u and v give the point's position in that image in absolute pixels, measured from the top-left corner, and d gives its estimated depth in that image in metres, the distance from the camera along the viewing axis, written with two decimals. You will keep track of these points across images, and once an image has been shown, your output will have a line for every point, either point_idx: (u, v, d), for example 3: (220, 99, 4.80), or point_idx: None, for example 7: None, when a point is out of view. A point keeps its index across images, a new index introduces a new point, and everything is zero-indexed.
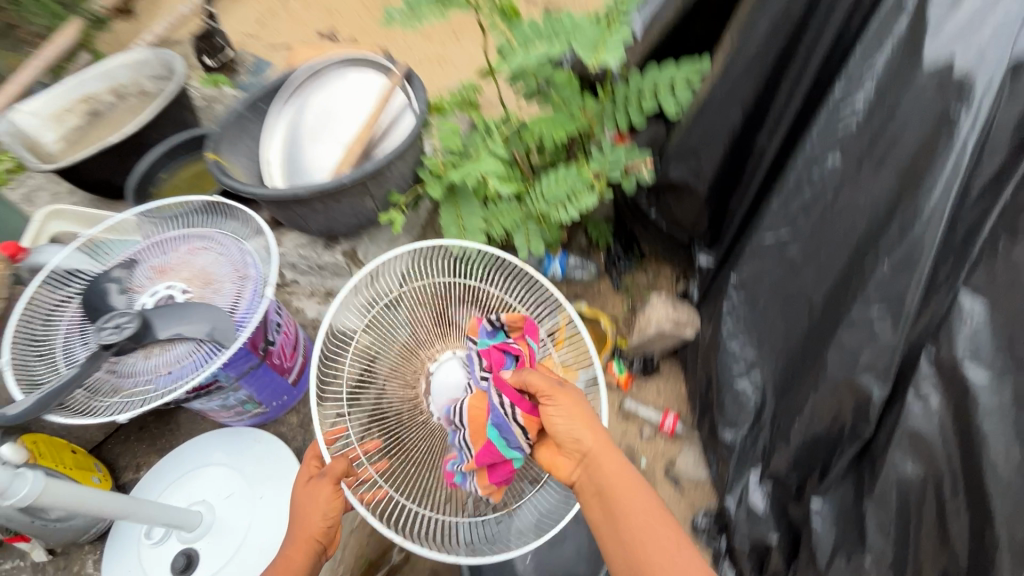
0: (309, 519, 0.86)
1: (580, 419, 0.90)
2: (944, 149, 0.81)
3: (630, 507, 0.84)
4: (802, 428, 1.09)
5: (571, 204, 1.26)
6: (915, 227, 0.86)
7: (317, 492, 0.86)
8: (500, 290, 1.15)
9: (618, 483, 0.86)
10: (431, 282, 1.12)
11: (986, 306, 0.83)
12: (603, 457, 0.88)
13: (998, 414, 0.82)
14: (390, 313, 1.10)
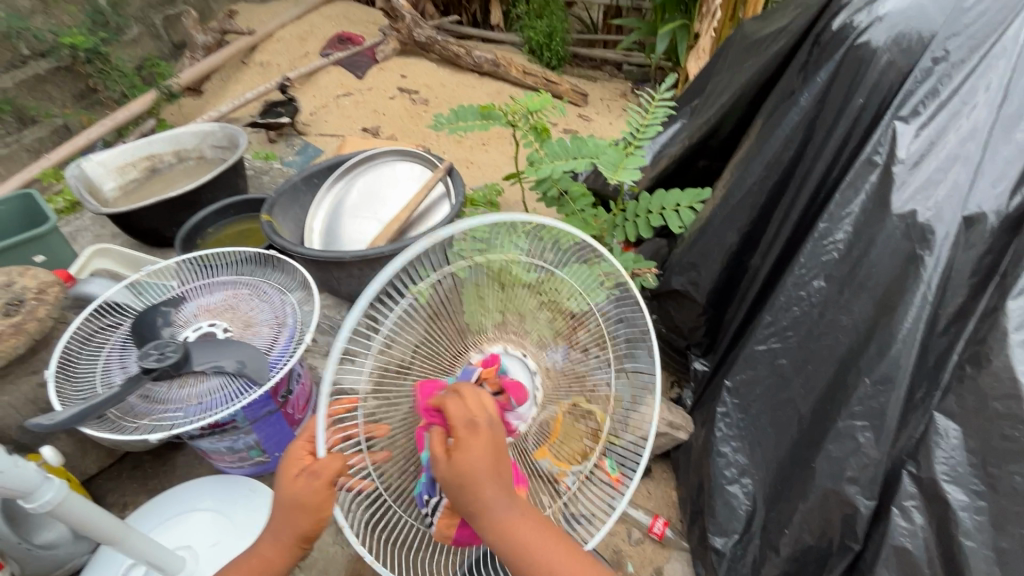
0: (295, 520, 0.71)
1: (464, 445, 0.68)
2: (913, 281, 0.94)
3: (543, 543, 0.69)
4: (791, 537, 1.11)
5: None
6: (892, 347, 0.96)
7: (311, 497, 0.69)
8: (549, 263, 0.87)
9: (515, 515, 0.69)
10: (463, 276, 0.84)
11: (959, 428, 0.90)
12: (482, 488, 0.68)
13: (979, 534, 0.86)
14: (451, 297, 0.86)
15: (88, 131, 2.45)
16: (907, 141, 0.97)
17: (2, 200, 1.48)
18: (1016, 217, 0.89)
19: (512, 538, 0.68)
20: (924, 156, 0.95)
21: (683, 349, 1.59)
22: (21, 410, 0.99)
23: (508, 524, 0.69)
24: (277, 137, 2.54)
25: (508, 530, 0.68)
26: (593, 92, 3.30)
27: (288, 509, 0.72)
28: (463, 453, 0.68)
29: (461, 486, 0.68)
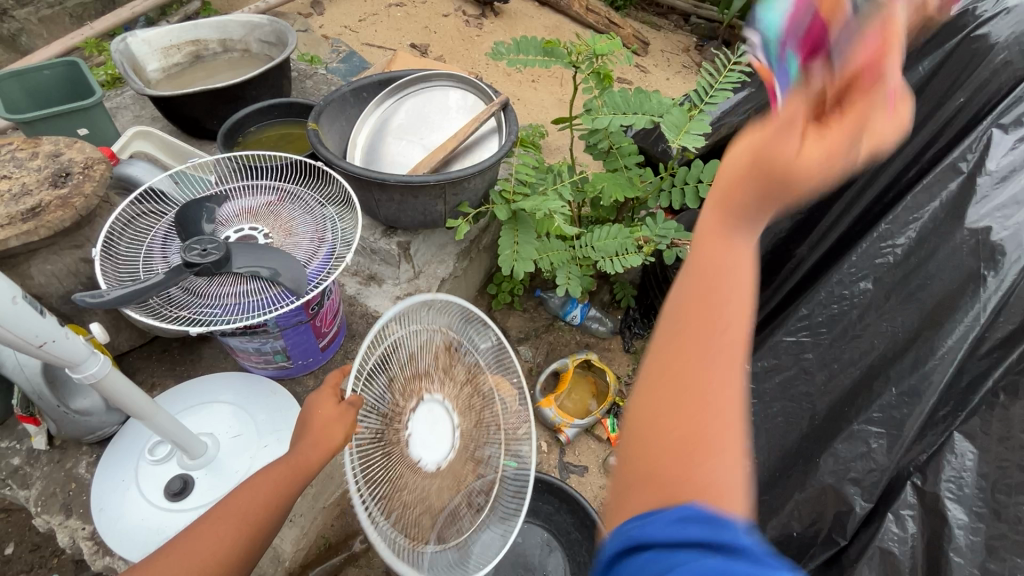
0: (332, 433, 0.79)
1: (706, 244, 0.50)
2: (968, 300, 0.91)
3: (647, 393, 0.49)
4: (774, 519, 1.15)
5: (616, 260, 1.35)
6: (927, 362, 0.95)
7: (342, 417, 0.80)
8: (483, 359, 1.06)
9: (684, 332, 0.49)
10: (453, 334, 1.01)
11: (977, 450, 0.90)
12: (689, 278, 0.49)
13: (969, 552, 0.88)
14: (415, 344, 0.94)
15: (132, 2, 2.36)
16: (1000, 152, 0.91)
17: (48, 64, 1.45)
18: None
19: (666, 365, 0.49)
20: (1015, 171, 0.90)
21: None
22: (62, 282, 1.02)
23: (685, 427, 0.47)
24: (324, 40, 2.44)
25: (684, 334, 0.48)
26: (656, 41, 3.09)
27: (322, 429, 0.79)
28: (720, 215, 0.48)
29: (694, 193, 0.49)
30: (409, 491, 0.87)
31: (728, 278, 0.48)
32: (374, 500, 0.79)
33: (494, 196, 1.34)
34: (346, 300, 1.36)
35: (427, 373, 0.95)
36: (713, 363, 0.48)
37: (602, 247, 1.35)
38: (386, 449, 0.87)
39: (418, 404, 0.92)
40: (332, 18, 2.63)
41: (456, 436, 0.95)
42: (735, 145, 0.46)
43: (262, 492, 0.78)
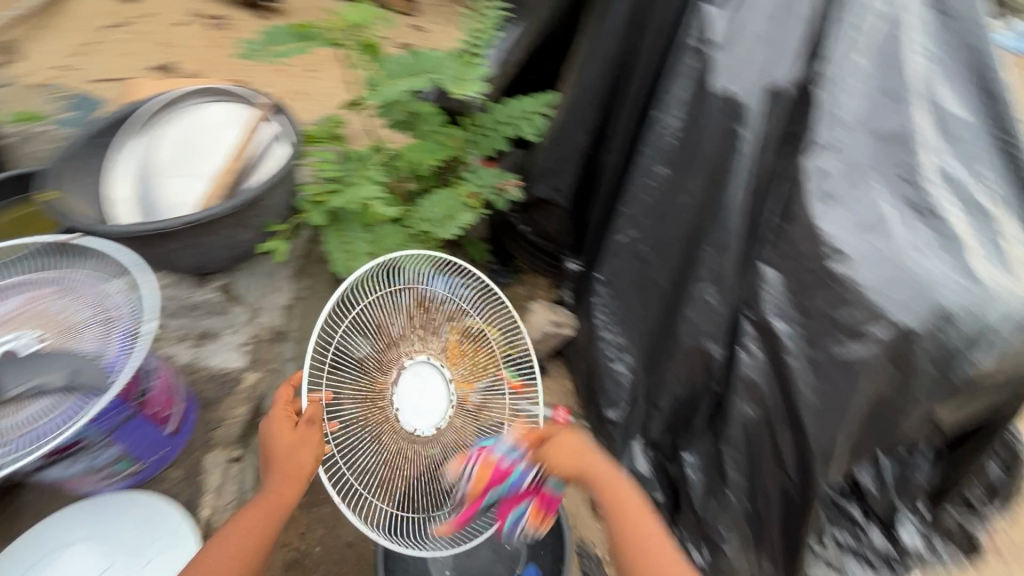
0: (297, 459, 0.84)
1: (633, 519, 0.92)
2: (735, 154, 1.06)
3: (625, 559, 0.90)
4: (664, 393, 1.31)
5: (451, 223, 1.33)
6: (725, 217, 1.10)
7: (307, 437, 0.85)
8: (464, 303, 1.16)
9: (656, 559, 0.88)
10: (416, 292, 1.14)
11: (774, 270, 1.08)
12: (627, 522, 0.91)
13: (798, 351, 1.06)
14: (367, 323, 1.09)
15: None
16: (717, 26, 1.06)
17: None
18: (806, 86, 1.01)
19: (633, 542, 0.90)
20: (733, 39, 1.05)
21: (555, 253, 1.67)
22: None
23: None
24: (35, 89, 2.00)
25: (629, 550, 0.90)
26: None
27: (289, 462, 0.84)
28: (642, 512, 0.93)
29: (598, 474, 0.96)
30: (410, 456, 1.05)
31: (638, 522, 0.92)
32: (368, 479, 1.02)
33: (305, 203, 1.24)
34: (182, 371, 1.15)
35: (405, 338, 1.11)
36: (663, 564, 0.88)
37: (434, 215, 1.33)
38: (375, 429, 1.05)
39: (402, 374, 1.08)
40: (38, 61, 2.17)
41: (451, 390, 1.10)
42: (603, 460, 0.97)
43: (237, 542, 0.81)
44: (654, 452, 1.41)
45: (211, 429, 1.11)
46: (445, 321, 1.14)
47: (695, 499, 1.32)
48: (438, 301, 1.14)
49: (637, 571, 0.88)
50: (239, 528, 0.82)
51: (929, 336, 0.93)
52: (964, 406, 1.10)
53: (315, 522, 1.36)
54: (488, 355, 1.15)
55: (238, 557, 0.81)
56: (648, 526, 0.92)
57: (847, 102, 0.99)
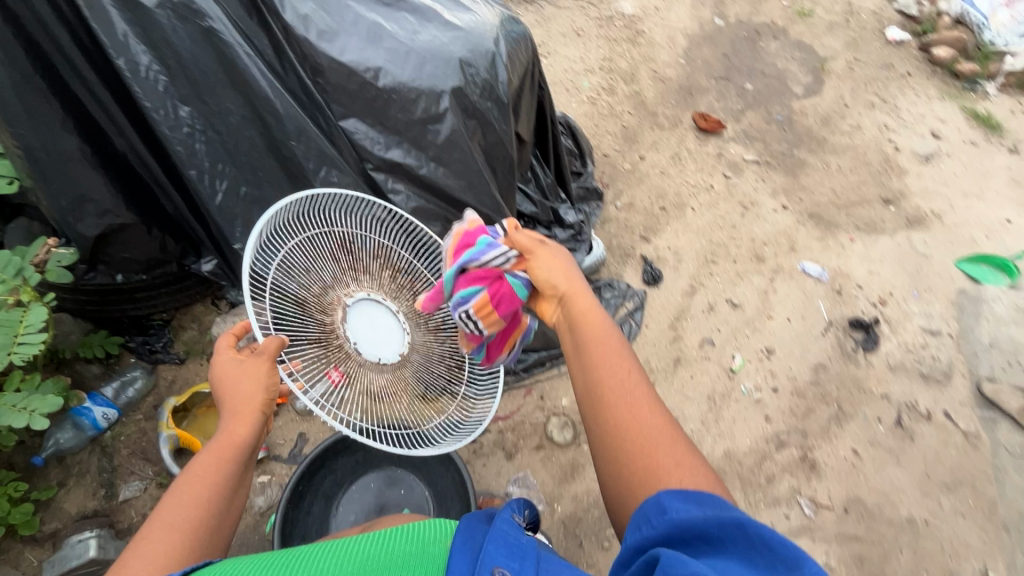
0: (242, 393, 0.79)
1: (616, 367, 0.80)
2: (228, 48, 1.02)
3: (600, 434, 0.76)
4: None
5: (20, 333, 0.99)
6: (277, 106, 1.09)
7: (252, 369, 0.81)
8: (387, 239, 1.07)
9: (638, 408, 0.75)
10: (329, 231, 1.00)
11: (355, 116, 1.15)
12: (617, 375, 0.79)
13: (420, 159, 1.22)
14: (288, 270, 0.93)
15: None
16: None
17: None
18: None
19: (599, 388, 0.78)
20: None
21: (178, 270, 1.41)
22: None
23: (640, 429, 0.73)
24: None
25: (595, 396, 0.78)
26: None
27: (237, 397, 0.79)
28: (616, 347, 0.83)
29: (574, 298, 0.90)
30: (383, 382, 1.02)
31: (617, 372, 0.79)
32: (356, 416, 0.97)
33: None
34: None
35: (337, 279, 0.99)
36: (640, 412, 0.75)
37: None
38: (342, 364, 0.97)
39: (347, 312, 0.99)
40: None
41: (403, 319, 1.05)
42: (582, 305, 0.89)
43: (193, 493, 0.70)
44: None
45: None
46: (374, 260, 1.05)
47: None
48: (354, 238, 1.03)
49: (615, 430, 0.74)
50: (205, 470, 0.73)
51: (472, 83, 1.20)
52: (526, 117, 1.49)
53: None
54: (424, 282, 1.10)
55: (193, 509, 0.68)
56: (624, 371, 0.79)
57: None
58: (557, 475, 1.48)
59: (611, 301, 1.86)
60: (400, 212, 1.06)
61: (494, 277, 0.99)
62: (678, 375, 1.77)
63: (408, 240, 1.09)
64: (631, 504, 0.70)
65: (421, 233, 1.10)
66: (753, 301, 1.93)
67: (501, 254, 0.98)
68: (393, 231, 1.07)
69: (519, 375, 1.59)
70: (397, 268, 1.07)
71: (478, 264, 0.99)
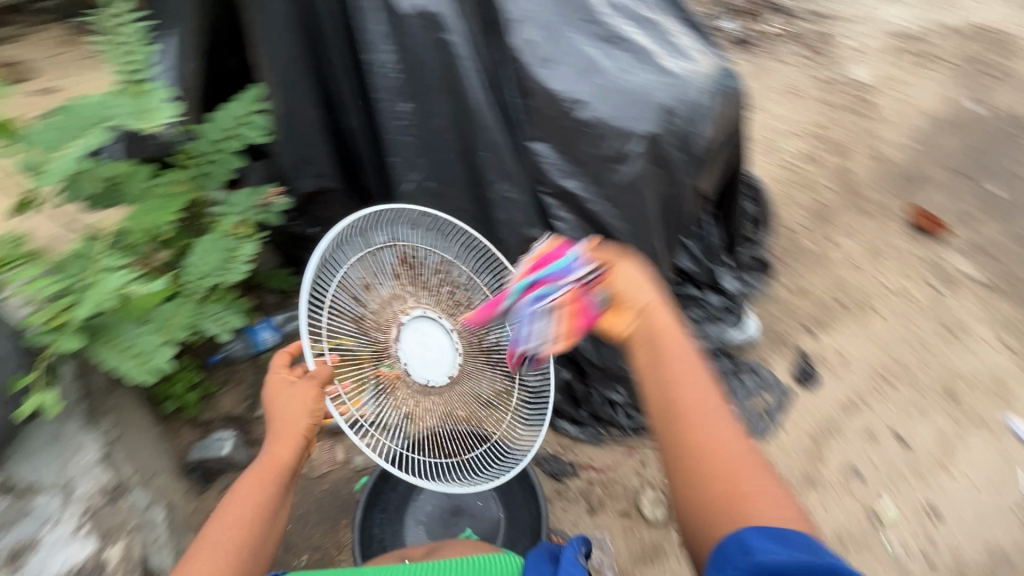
0: (291, 415, 0.85)
1: (697, 389, 0.76)
2: (456, 60, 1.11)
3: (679, 465, 0.73)
4: None
5: (235, 261, 1.19)
6: (481, 118, 1.16)
7: (300, 394, 0.86)
8: (448, 254, 1.07)
9: (720, 436, 0.72)
10: (393, 245, 1.04)
11: (545, 142, 1.19)
12: (699, 400, 0.75)
13: (594, 195, 1.22)
14: (349, 286, 1.00)
15: None
16: None
17: None
18: None
19: (680, 420, 0.74)
20: None
21: None
22: None
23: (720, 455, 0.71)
24: None
25: (679, 416, 0.74)
26: (28, 54, 2.44)
27: (283, 418, 0.85)
28: (692, 364, 0.77)
29: (652, 318, 0.82)
30: (430, 405, 1.06)
31: (699, 399, 0.75)
32: (400, 439, 1.04)
33: (39, 338, 0.94)
34: None
35: (394, 296, 1.04)
36: (713, 437, 0.72)
37: (210, 264, 1.16)
38: (388, 386, 1.03)
39: (401, 330, 1.02)
40: None
41: (456, 340, 1.03)
42: (659, 320, 0.81)
43: (241, 510, 0.79)
44: None
45: None
46: (436, 275, 1.06)
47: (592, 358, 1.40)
48: (417, 255, 1.05)
49: (695, 467, 0.72)
50: (251, 485, 0.81)
51: (671, 132, 1.16)
52: (712, 174, 1.40)
53: None
54: None
55: (237, 525, 0.77)
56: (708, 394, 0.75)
57: None
58: (636, 551, 1.37)
59: (749, 387, 1.68)
60: (469, 232, 1.08)
61: (568, 294, 0.85)
62: (806, 495, 1.53)
63: (473, 258, 1.08)
64: (713, 536, 0.67)
65: (487, 253, 1.08)
66: (928, 443, 1.60)
67: (578, 272, 0.85)
68: (461, 248, 1.08)
69: (626, 432, 1.51)
70: (456, 284, 1.07)
71: (560, 275, 0.87)
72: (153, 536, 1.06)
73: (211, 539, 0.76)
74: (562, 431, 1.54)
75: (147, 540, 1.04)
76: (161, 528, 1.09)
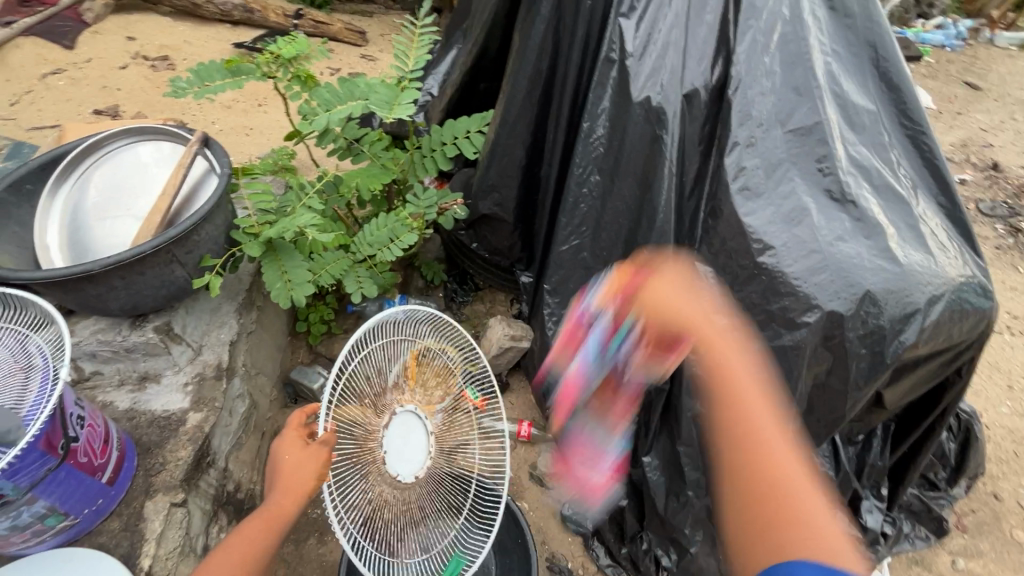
0: (298, 478, 0.82)
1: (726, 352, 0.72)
2: (660, 157, 1.10)
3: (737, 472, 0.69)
4: None
5: (395, 245, 1.33)
6: (658, 218, 1.13)
7: (309, 459, 0.82)
8: (453, 364, 1.15)
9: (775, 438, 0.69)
10: (415, 339, 1.08)
11: (712, 268, 1.11)
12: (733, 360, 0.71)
13: None
14: (368, 364, 0.97)
15: None
16: (631, 35, 1.10)
17: None
18: (717, 86, 1.07)
19: (724, 409, 0.71)
20: (646, 46, 1.09)
21: (507, 267, 1.67)
22: None
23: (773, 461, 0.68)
24: None
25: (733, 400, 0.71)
26: (370, 28, 3.11)
27: (289, 475, 0.82)
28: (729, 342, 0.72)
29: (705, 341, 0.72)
30: (391, 497, 0.98)
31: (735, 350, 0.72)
32: (355, 525, 0.90)
33: (240, 237, 1.18)
34: (122, 418, 1.12)
35: (396, 385, 1.03)
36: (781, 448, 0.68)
37: (378, 238, 1.33)
38: (363, 467, 0.94)
39: (392, 419, 1.00)
40: None
41: (432, 442, 1.06)
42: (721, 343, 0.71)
43: (236, 558, 0.80)
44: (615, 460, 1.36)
45: (152, 475, 1.06)
46: (434, 379, 1.11)
47: (656, 503, 1.29)
48: (427, 351, 1.10)
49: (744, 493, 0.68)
50: (248, 530, 0.82)
51: (862, 322, 0.99)
52: (899, 386, 1.15)
53: (279, 560, 1.35)
54: (456, 408, 1.14)
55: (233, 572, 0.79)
56: (740, 363, 0.72)
57: (763, 103, 1.04)
58: None
59: None
60: (475, 346, 1.19)
61: None
62: None
63: (469, 370, 1.18)
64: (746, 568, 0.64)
65: (485, 370, 1.20)
66: None
67: None
68: (467, 363, 1.18)
69: None
70: (447, 390, 1.12)
71: None
72: (229, 421, 1.24)
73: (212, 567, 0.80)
74: (593, 554, 1.41)
75: (224, 421, 1.22)
76: (238, 418, 1.28)
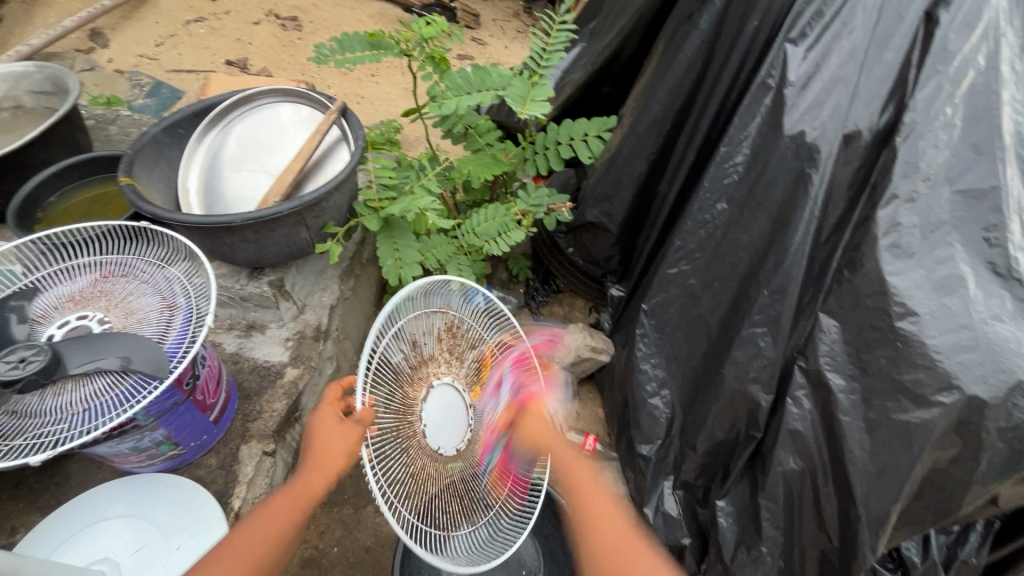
0: (325, 456, 0.79)
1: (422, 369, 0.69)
2: (802, 197, 1.03)
3: None
4: (700, 434, 1.27)
5: (502, 239, 1.32)
6: (786, 260, 1.07)
7: (343, 436, 0.79)
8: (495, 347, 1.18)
9: None
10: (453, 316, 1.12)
11: (839, 323, 1.04)
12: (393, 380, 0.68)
13: (853, 410, 1.02)
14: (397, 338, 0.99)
15: None
16: (796, 63, 1.03)
17: None
18: (884, 131, 0.98)
19: None
20: (811, 78, 1.02)
21: (598, 277, 1.65)
22: None
23: None
24: (116, 75, 2.11)
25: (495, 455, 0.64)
26: (484, 10, 3.11)
27: (323, 448, 0.79)
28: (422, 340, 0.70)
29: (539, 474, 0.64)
30: (434, 474, 1.00)
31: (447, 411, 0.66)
32: (401, 501, 0.92)
33: (361, 209, 1.22)
34: (229, 360, 1.19)
35: (433, 358, 1.06)
36: None
37: (486, 230, 1.33)
38: (406, 440, 0.97)
39: (430, 393, 1.03)
40: (120, 49, 2.32)
41: (472, 416, 1.08)
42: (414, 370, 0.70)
43: (264, 530, 0.78)
44: (684, 495, 1.34)
45: (248, 421, 1.12)
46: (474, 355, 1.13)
47: (723, 549, 1.24)
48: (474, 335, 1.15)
49: None
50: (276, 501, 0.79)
51: (1007, 415, 0.89)
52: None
53: (337, 521, 1.40)
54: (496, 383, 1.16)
55: (257, 544, 0.77)
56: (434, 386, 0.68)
57: (935, 156, 0.94)
58: None
59: None
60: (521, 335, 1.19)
61: None
62: None
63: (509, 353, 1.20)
64: None
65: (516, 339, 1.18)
66: None
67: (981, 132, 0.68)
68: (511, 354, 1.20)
69: None
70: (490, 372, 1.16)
71: None
72: (318, 382, 1.29)
73: (239, 538, 0.78)
74: None
75: (315, 381, 1.27)
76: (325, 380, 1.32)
